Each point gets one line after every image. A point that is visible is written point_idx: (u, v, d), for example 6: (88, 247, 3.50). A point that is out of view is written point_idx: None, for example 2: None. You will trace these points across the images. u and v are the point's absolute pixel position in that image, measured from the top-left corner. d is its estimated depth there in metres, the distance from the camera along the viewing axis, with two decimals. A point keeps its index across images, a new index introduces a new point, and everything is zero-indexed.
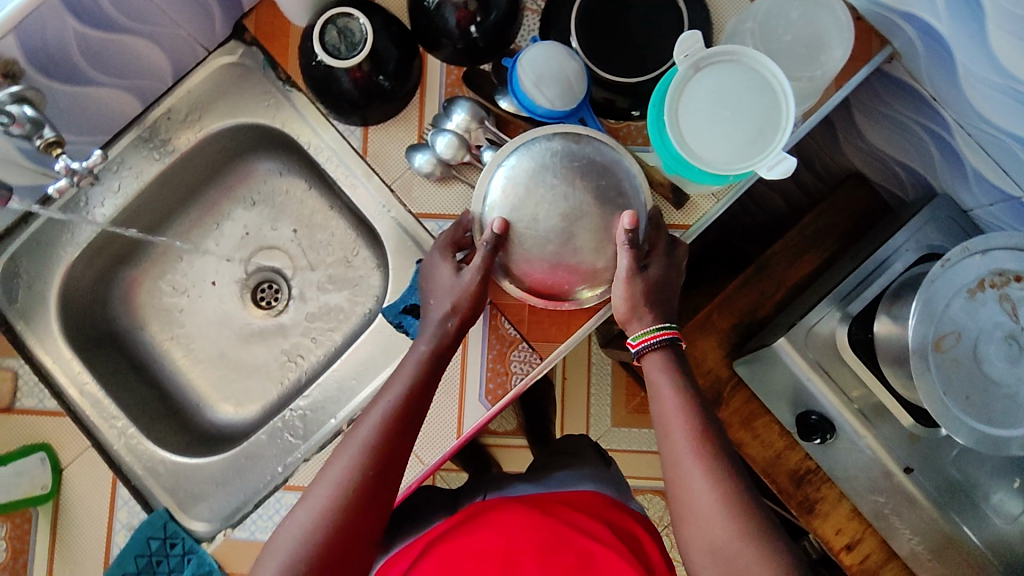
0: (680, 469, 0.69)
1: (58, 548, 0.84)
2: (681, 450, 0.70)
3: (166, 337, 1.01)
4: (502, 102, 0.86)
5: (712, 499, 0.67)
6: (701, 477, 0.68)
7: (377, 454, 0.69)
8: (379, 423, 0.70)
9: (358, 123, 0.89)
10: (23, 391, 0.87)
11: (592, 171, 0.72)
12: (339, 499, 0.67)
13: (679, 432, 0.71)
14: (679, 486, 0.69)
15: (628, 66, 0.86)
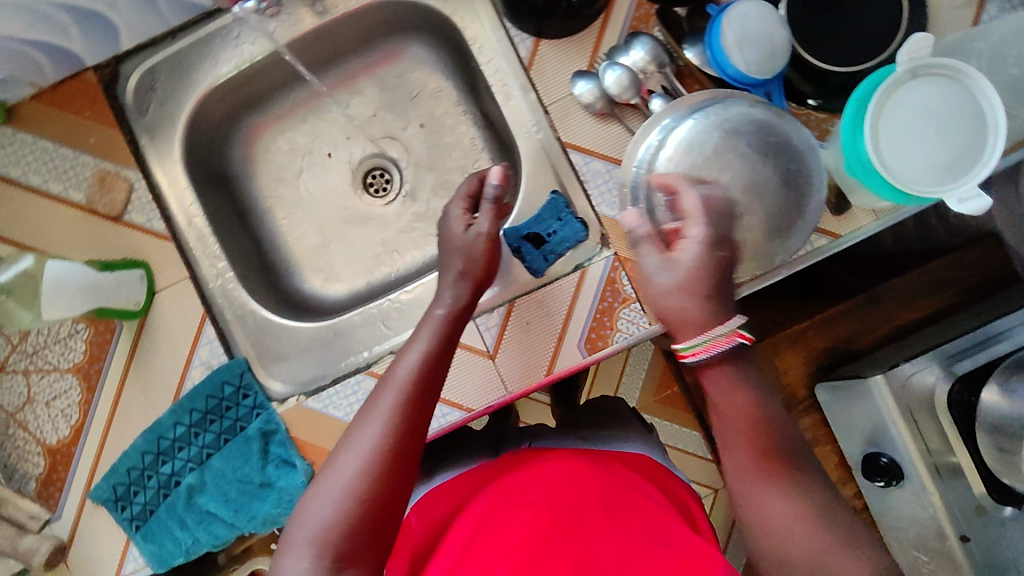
0: (750, 497, 0.61)
1: (133, 366, 0.84)
2: (749, 477, 0.61)
3: (272, 195, 0.99)
4: (689, 52, 0.80)
5: (795, 534, 0.58)
6: (781, 507, 0.59)
7: (400, 416, 0.63)
8: (402, 385, 0.65)
9: (532, 32, 0.83)
10: (135, 205, 0.85)
11: (783, 151, 0.69)
12: (371, 473, 0.61)
13: (748, 459, 0.61)
14: (754, 521, 0.61)
15: (831, 53, 0.81)
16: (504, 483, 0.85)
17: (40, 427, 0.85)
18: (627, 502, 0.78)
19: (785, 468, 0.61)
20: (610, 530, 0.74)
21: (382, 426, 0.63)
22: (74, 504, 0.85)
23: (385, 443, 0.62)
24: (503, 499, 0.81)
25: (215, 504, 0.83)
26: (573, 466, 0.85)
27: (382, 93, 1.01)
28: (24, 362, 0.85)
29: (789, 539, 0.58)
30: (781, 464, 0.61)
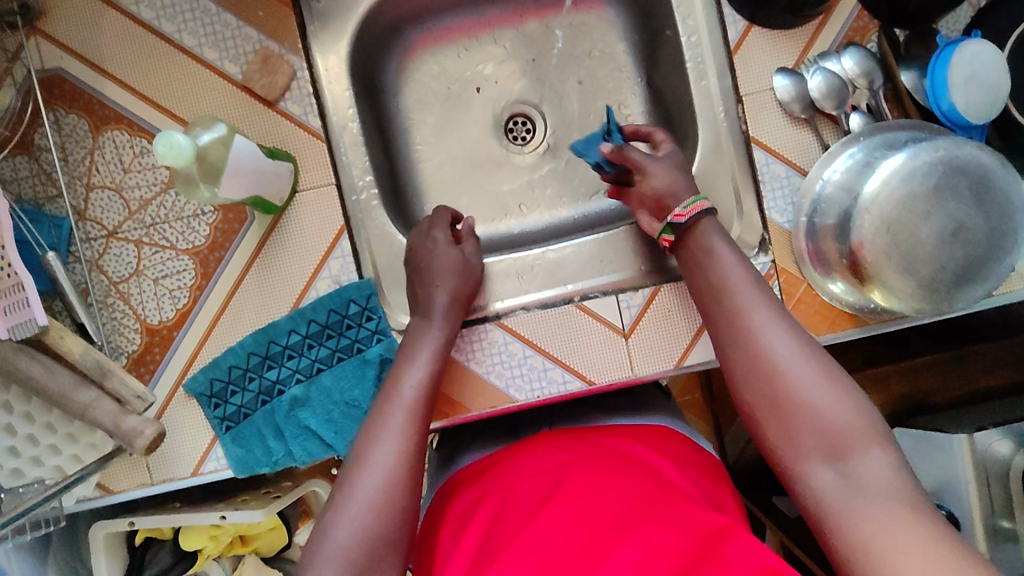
0: (747, 346, 0.62)
1: (257, 263, 0.80)
2: (750, 328, 0.62)
3: (412, 117, 0.94)
4: (904, 76, 0.77)
5: (795, 374, 0.59)
6: (781, 348, 0.60)
7: (415, 425, 0.67)
8: (414, 403, 0.69)
9: (746, 15, 0.78)
10: (292, 94, 0.78)
11: (993, 202, 0.66)
12: (395, 477, 0.62)
13: (751, 313, 0.63)
14: (754, 372, 0.61)
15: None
16: (511, 469, 0.73)
17: (143, 304, 0.80)
18: (632, 482, 0.65)
19: (801, 337, 0.61)
20: (617, 514, 0.60)
21: (406, 437, 0.66)
22: (166, 389, 0.81)
23: (408, 458, 0.64)
24: (509, 496, 0.68)
25: (314, 421, 0.80)
26: (571, 447, 0.75)
27: (546, 35, 0.94)
28: (139, 232, 0.80)
29: (793, 385, 0.59)
30: (792, 327, 0.62)
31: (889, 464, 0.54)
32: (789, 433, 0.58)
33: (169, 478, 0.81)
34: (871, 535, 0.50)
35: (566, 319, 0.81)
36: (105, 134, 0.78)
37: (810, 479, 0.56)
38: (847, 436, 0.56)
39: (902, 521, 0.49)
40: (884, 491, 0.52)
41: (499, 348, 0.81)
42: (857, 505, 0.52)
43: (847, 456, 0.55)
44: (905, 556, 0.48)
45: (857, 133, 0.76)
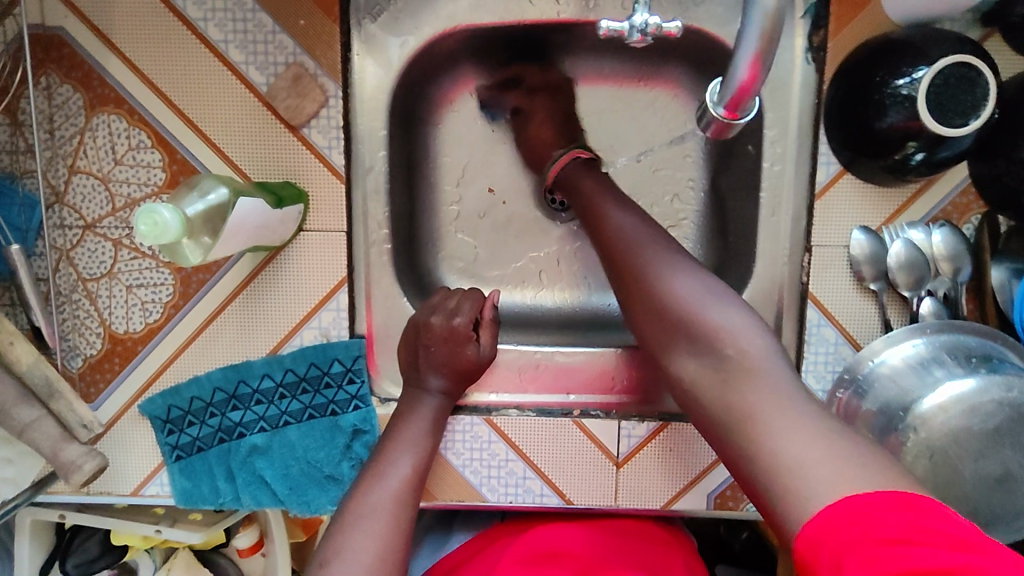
0: (621, 256, 0.59)
1: (243, 296, 0.72)
2: (629, 245, 0.59)
3: (448, 158, 0.84)
4: (994, 270, 0.69)
5: (668, 278, 0.56)
6: (651, 254, 0.58)
7: (395, 524, 0.61)
8: (399, 492, 0.64)
9: (843, 159, 0.69)
10: (319, 122, 0.69)
11: None
12: (380, 569, 0.58)
13: (615, 220, 0.61)
14: (628, 279, 0.58)
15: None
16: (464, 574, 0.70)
17: (110, 309, 0.73)
18: None
19: (667, 248, 0.58)
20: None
21: (385, 535, 0.60)
22: (117, 407, 0.75)
23: (381, 568, 0.58)
24: None
25: (270, 474, 0.75)
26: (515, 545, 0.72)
27: (615, 101, 0.83)
28: (121, 231, 0.71)
29: (660, 286, 0.56)
30: (659, 239, 0.59)
31: (757, 347, 0.51)
32: (664, 332, 0.55)
33: (109, 492, 0.76)
34: (766, 427, 0.47)
35: (560, 432, 0.75)
36: (100, 116, 0.69)
37: (690, 379, 0.53)
38: (722, 330, 0.52)
39: (782, 406, 0.47)
40: (764, 381, 0.49)
41: (482, 444, 0.75)
42: (740, 399, 0.49)
43: (714, 345, 0.52)
44: (793, 446, 0.45)
45: (925, 323, 0.68)
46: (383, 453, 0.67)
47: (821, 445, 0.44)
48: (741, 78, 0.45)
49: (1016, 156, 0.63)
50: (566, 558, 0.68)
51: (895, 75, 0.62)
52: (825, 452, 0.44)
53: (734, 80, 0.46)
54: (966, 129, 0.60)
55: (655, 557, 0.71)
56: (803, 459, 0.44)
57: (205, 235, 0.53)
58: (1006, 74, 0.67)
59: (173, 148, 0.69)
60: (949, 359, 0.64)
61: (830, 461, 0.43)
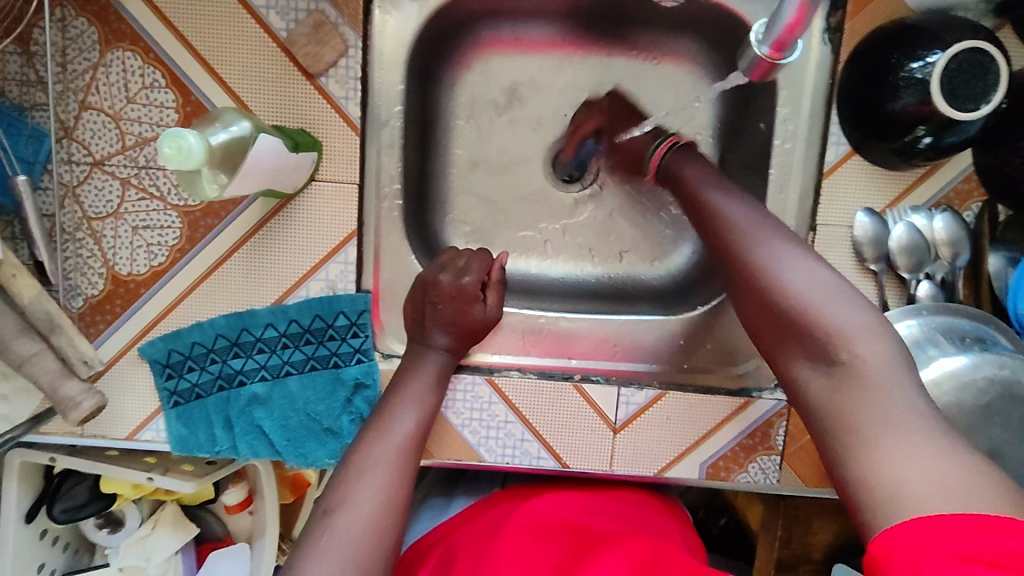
0: (728, 241, 0.58)
1: (250, 244, 0.72)
2: (738, 233, 0.57)
3: (461, 120, 0.84)
4: (991, 258, 0.71)
5: (781, 271, 0.53)
6: (760, 245, 0.55)
7: (399, 475, 0.62)
8: (403, 447, 0.64)
9: (853, 140, 0.70)
10: (338, 71, 0.69)
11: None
12: (383, 513, 0.59)
13: (726, 210, 0.59)
14: (739, 273, 0.56)
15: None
16: (464, 540, 0.71)
17: (115, 250, 0.72)
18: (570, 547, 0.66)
19: (776, 232, 0.56)
20: (555, 561, 0.63)
21: (389, 484, 0.61)
22: (116, 348, 0.74)
23: (386, 515, 0.59)
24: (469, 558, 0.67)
25: (269, 424, 0.75)
26: (519, 511, 0.73)
27: (629, 75, 0.83)
28: (129, 171, 0.70)
29: (775, 280, 0.53)
30: (767, 223, 0.57)
31: (877, 356, 0.48)
32: (776, 327, 0.53)
33: (103, 434, 0.76)
34: (874, 439, 0.44)
35: (559, 397, 0.75)
36: (114, 52, 0.68)
37: (801, 381, 0.51)
38: (840, 334, 0.49)
39: (891, 414, 0.45)
40: (874, 382, 0.47)
41: (482, 405, 0.76)
42: (851, 405, 0.47)
43: (829, 349, 0.49)
44: (906, 455, 0.43)
45: (921, 304, 0.70)
46: (389, 405, 0.68)
47: (932, 459, 0.42)
48: (787, 19, 0.50)
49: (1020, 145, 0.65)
50: (570, 524, 0.70)
51: (911, 57, 0.63)
52: (937, 468, 0.41)
53: (781, 19, 0.51)
54: (978, 113, 0.61)
55: (660, 525, 0.74)
56: (912, 477, 0.41)
57: (223, 171, 0.52)
58: (1017, 65, 0.69)
59: (188, 88, 0.68)
60: (943, 339, 0.66)
61: (946, 487, 0.40)
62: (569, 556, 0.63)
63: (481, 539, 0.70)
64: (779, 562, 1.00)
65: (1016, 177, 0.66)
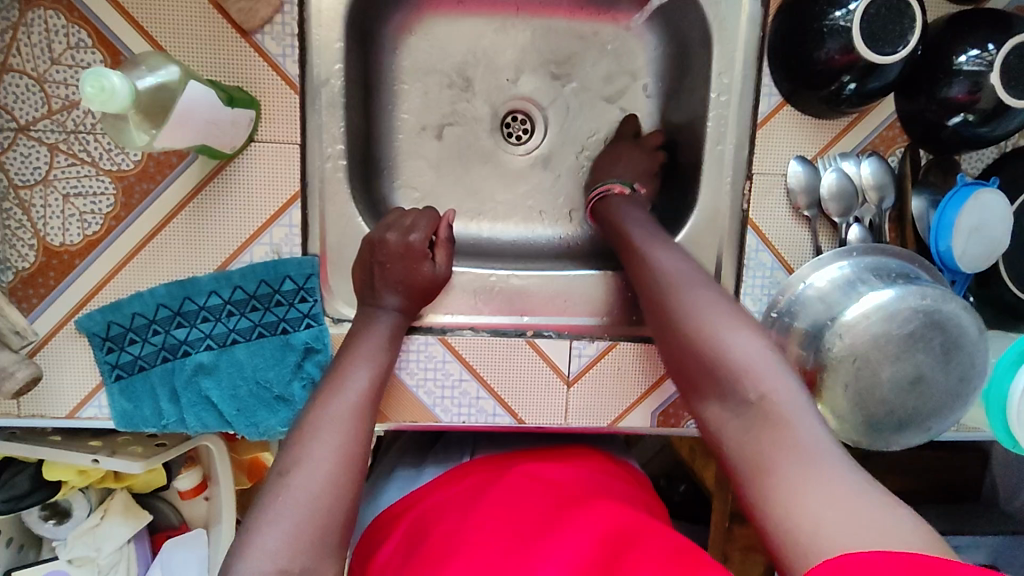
0: (659, 299, 0.61)
1: (190, 209, 0.70)
2: (666, 279, 0.61)
3: (404, 84, 0.84)
4: (915, 200, 0.75)
5: (705, 317, 0.57)
6: (691, 295, 0.59)
7: (353, 434, 0.59)
8: (356, 406, 0.62)
9: (784, 90, 0.73)
10: (274, 29, 0.68)
11: (954, 356, 0.66)
12: (344, 461, 0.57)
13: (660, 262, 0.63)
14: (664, 327, 0.60)
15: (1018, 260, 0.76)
16: (433, 500, 0.69)
17: (45, 219, 0.69)
18: (545, 501, 0.65)
19: (700, 284, 0.60)
20: (528, 532, 0.59)
21: (345, 442, 0.58)
22: (52, 322, 0.71)
23: (341, 473, 0.56)
24: (437, 519, 0.65)
25: (217, 394, 0.73)
26: (487, 474, 0.72)
27: (571, 36, 0.85)
28: (57, 135, 0.68)
29: (692, 322, 0.57)
30: (693, 275, 0.61)
31: (786, 393, 0.50)
32: (698, 376, 0.56)
33: (41, 414, 0.73)
34: (772, 475, 0.46)
35: (513, 352, 0.76)
36: (35, 11, 0.65)
37: (715, 423, 0.53)
38: (747, 364, 0.52)
39: (791, 451, 0.47)
40: (788, 414, 0.49)
41: (436, 364, 0.76)
42: (755, 443, 0.49)
43: (741, 389, 0.52)
44: (805, 487, 0.44)
45: (851, 247, 0.73)
46: (343, 360, 0.66)
47: (829, 497, 0.43)
48: None
49: (937, 91, 0.69)
50: (544, 481, 0.69)
51: (833, 3, 0.65)
52: (840, 507, 0.42)
53: None
54: (895, 57, 0.64)
55: (636, 495, 0.71)
56: (809, 514, 0.43)
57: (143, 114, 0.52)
58: (933, 16, 0.73)
59: (117, 49, 0.66)
60: (872, 277, 0.69)
61: (851, 526, 0.41)
62: (543, 528, 0.59)
63: (452, 501, 0.68)
64: (734, 514, 1.04)
65: (936, 122, 0.71)
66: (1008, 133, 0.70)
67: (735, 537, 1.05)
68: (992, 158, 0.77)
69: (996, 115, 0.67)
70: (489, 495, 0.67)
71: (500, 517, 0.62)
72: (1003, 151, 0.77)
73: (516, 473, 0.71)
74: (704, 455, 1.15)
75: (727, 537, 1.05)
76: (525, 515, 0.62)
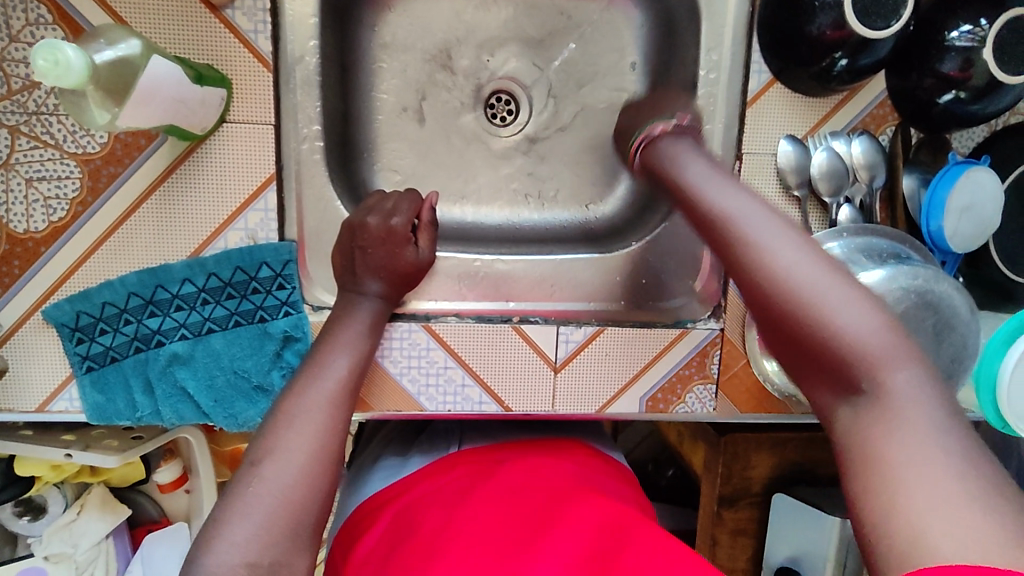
0: (739, 265, 0.50)
1: (160, 192, 0.67)
2: (746, 238, 0.50)
3: (383, 63, 0.81)
4: (905, 180, 0.74)
5: (799, 274, 0.47)
6: (783, 264, 0.48)
7: (330, 423, 0.57)
8: (334, 395, 0.60)
9: (775, 67, 0.71)
10: (244, 3, 0.65)
11: (946, 336, 0.65)
12: (321, 451, 0.55)
13: (736, 215, 0.51)
14: (753, 296, 0.49)
15: (1008, 241, 0.75)
16: (416, 491, 0.67)
17: (7, 205, 0.66)
18: (533, 495, 0.63)
19: (789, 237, 0.49)
20: (519, 531, 0.57)
21: (321, 432, 0.56)
22: (18, 313, 0.68)
23: (316, 464, 0.54)
24: (421, 512, 0.63)
25: (193, 384, 0.71)
26: (472, 465, 0.70)
27: (555, 13, 0.82)
28: (18, 117, 0.64)
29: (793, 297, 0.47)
30: (778, 225, 0.50)
31: (906, 377, 0.43)
32: (793, 351, 0.48)
33: (9, 408, 0.70)
34: (880, 467, 0.40)
35: (498, 338, 0.74)
36: None
37: (828, 412, 0.46)
38: (864, 347, 0.44)
39: (913, 443, 0.40)
40: (907, 406, 0.42)
41: (420, 352, 0.74)
42: (876, 436, 0.42)
43: (855, 371, 0.44)
44: (917, 481, 0.38)
45: (842, 227, 0.72)
46: (322, 348, 0.64)
47: (943, 498, 0.37)
48: None
49: (929, 67, 0.67)
50: (532, 473, 0.67)
51: None
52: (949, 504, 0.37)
53: None
54: (888, 31, 0.63)
55: (625, 492, 0.69)
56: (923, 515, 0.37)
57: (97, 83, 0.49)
58: None
59: (79, 25, 0.63)
60: (863, 257, 0.68)
61: (962, 529, 0.36)
62: (535, 526, 0.57)
63: (438, 494, 0.66)
64: (722, 498, 1.03)
65: (927, 100, 0.69)
66: (1001, 111, 0.69)
67: (724, 521, 1.05)
68: (983, 137, 0.76)
69: (988, 92, 0.66)
70: (475, 490, 0.64)
71: (485, 513, 0.60)
72: (993, 131, 0.76)
73: (502, 467, 0.69)
74: (692, 440, 1.14)
75: (716, 521, 1.04)
76: (512, 511, 0.60)
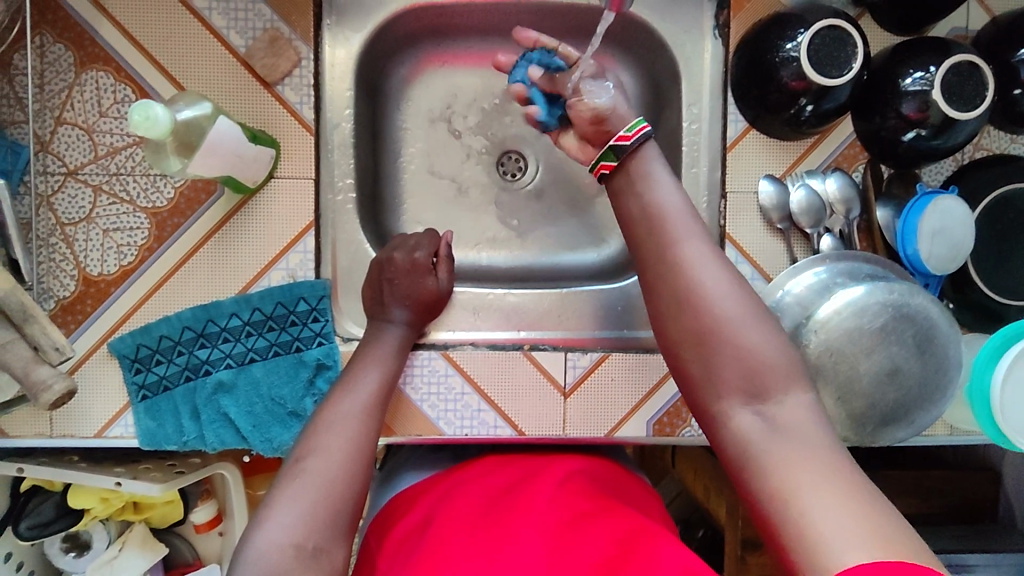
0: (681, 303, 0.59)
1: (215, 239, 0.78)
2: (683, 258, 0.60)
3: (408, 131, 0.93)
4: (880, 212, 0.81)
5: (725, 306, 0.57)
6: (723, 304, 0.57)
7: (364, 429, 0.64)
8: (366, 405, 0.67)
9: (750, 116, 0.81)
10: (293, 80, 0.78)
11: (929, 348, 0.70)
12: (356, 453, 0.61)
13: (696, 268, 0.59)
14: (682, 314, 0.59)
15: (988, 263, 0.80)
16: (445, 490, 0.73)
17: (86, 252, 0.77)
18: (547, 492, 0.68)
19: (715, 261, 0.60)
20: (532, 520, 0.62)
21: (355, 437, 0.63)
22: (90, 342, 0.77)
23: (352, 464, 0.60)
24: (448, 507, 0.68)
25: (235, 410, 0.78)
26: (492, 469, 0.76)
27: None
28: (101, 178, 0.77)
29: (729, 334, 0.56)
30: (708, 252, 0.60)
31: (800, 407, 0.52)
32: (699, 358, 0.57)
33: (71, 433, 0.78)
34: (784, 472, 0.48)
35: (512, 365, 0.81)
36: (89, 72, 0.76)
37: (736, 423, 0.54)
38: (770, 373, 0.54)
39: (802, 452, 0.49)
40: (802, 424, 0.51)
41: (439, 378, 0.80)
42: (773, 448, 0.50)
43: (763, 391, 0.53)
44: (803, 478, 0.47)
45: (825, 254, 0.78)
46: (356, 367, 0.71)
47: (832, 489, 0.46)
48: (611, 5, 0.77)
49: (887, 110, 0.75)
50: (548, 475, 0.72)
51: (782, 36, 0.74)
52: (840, 502, 0.45)
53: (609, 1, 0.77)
54: (842, 79, 0.72)
55: (640, 494, 0.74)
56: (823, 511, 0.45)
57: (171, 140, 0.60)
58: (877, 49, 0.81)
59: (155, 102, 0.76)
60: (845, 279, 0.74)
61: (847, 500, 0.45)
62: (553, 526, 0.61)
63: (463, 491, 0.71)
64: (746, 541, 1.02)
65: (892, 138, 0.77)
66: (959, 147, 0.76)
67: (749, 568, 1.03)
68: (950, 171, 0.83)
69: (946, 130, 0.73)
70: (496, 493, 0.69)
71: (505, 510, 0.65)
72: (960, 164, 0.83)
73: (522, 474, 0.73)
74: (718, 493, 1.10)
75: (741, 566, 1.02)
76: (529, 506, 0.65)
